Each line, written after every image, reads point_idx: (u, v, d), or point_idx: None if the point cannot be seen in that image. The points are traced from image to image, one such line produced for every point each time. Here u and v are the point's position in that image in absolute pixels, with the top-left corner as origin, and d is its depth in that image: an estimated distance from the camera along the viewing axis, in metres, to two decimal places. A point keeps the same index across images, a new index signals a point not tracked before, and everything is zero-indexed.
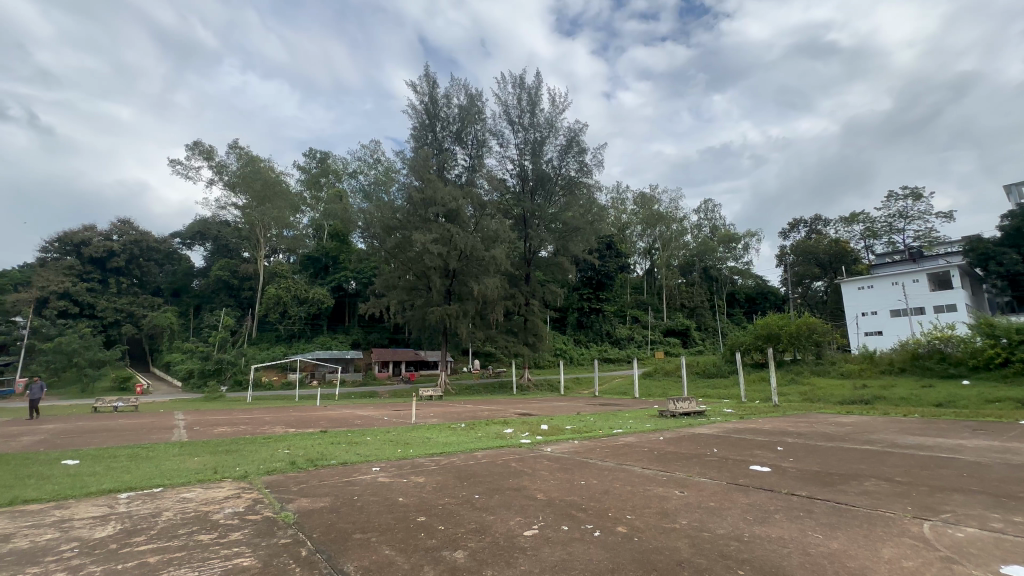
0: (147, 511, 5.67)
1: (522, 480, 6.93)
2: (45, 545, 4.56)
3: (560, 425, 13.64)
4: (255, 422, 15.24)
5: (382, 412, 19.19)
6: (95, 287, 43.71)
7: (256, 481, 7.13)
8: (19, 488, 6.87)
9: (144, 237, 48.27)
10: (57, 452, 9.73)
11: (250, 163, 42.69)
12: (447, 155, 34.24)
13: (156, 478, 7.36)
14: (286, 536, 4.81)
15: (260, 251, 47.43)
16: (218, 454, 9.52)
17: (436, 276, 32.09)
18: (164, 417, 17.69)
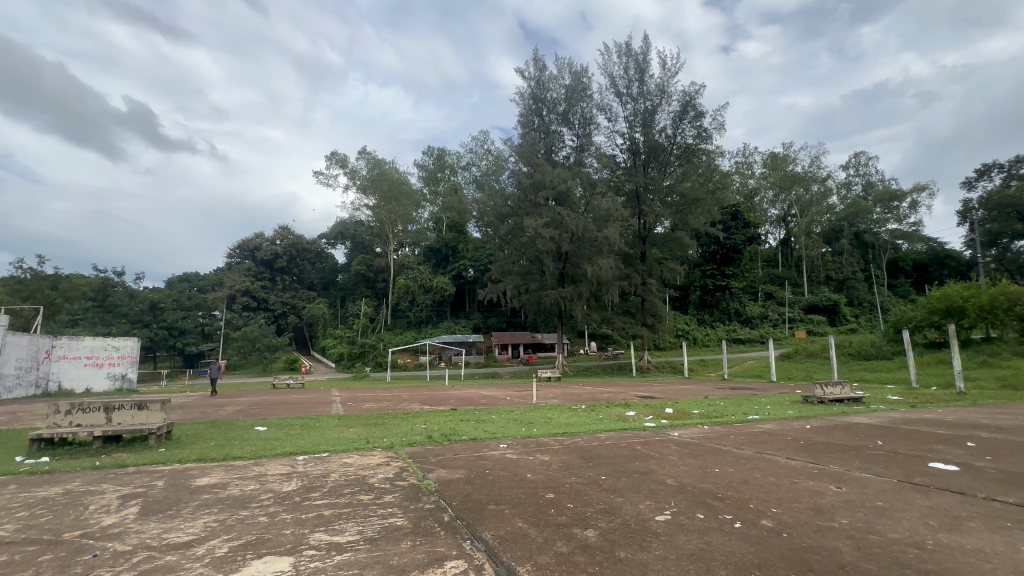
0: (319, 472, 6.71)
1: (650, 464, 6.74)
2: (250, 494, 5.64)
3: (687, 409, 12.94)
4: (396, 400, 17.05)
5: (505, 392, 20.07)
6: (267, 284, 52.37)
7: (401, 452, 7.99)
8: (229, 447, 8.58)
9: (299, 240, 56.25)
10: (252, 420, 11.94)
11: (377, 166, 46.84)
12: (555, 137, 33.95)
13: (324, 445, 8.64)
14: (429, 502, 5.32)
15: (390, 246, 52.15)
16: (369, 427, 10.83)
17: (549, 260, 32.41)
18: (324, 394, 20.66)
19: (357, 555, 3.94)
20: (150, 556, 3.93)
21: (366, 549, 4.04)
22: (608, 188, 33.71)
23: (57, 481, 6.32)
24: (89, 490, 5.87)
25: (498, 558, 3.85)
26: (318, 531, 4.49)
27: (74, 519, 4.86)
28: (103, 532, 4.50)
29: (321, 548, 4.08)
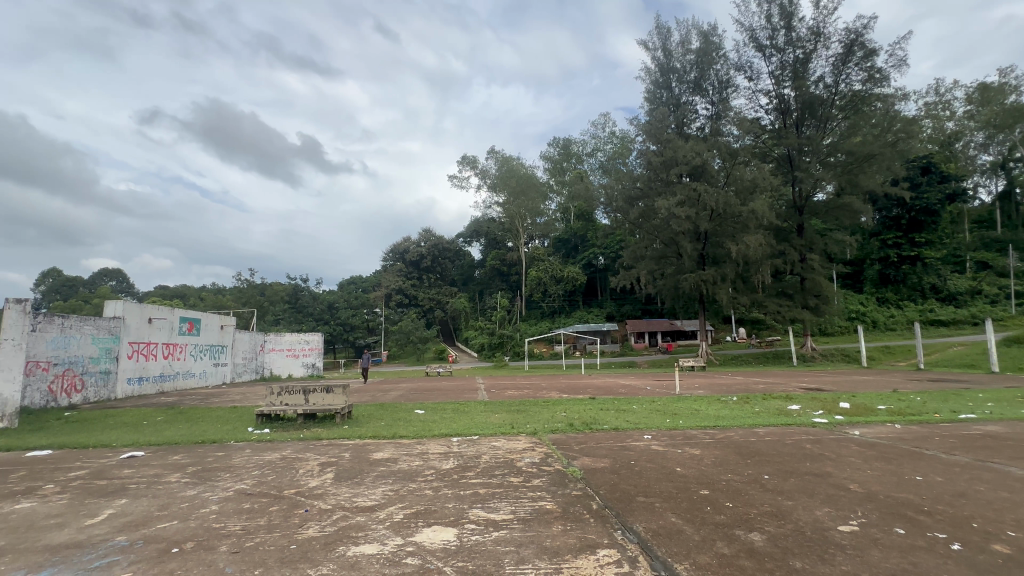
0: (472, 453, 7.26)
1: (826, 465, 5.86)
2: (416, 470, 6.33)
3: (870, 404, 10.98)
4: (535, 388, 17.63)
5: (645, 382, 19.37)
6: (416, 283, 58.29)
7: (545, 438, 8.23)
8: (396, 427, 9.79)
9: (440, 241, 61.34)
10: (412, 404, 13.45)
11: (505, 163, 48.70)
12: (686, 108, 31.39)
13: (474, 428, 9.32)
14: (576, 488, 5.38)
15: (521, 240, 53.86)
16: (512, 413, 11.40)
17: (686, 241, 30.20)
18: (470, 381, 22.23)
19: (513, 533, 4.15)
20: (345, 516, 4.66)
21: (520, 528, 4.24)
22: (752, 156, 30.23)
23: (276, 448, 7.89)
24: (298, 457, 7.20)
25: (655, 552, 3.72)
26: (475, 507, 4.84)
27: (290, 479, 6.00)
28: (312, 492, 5.47)
29: (480, 523, 4.40)
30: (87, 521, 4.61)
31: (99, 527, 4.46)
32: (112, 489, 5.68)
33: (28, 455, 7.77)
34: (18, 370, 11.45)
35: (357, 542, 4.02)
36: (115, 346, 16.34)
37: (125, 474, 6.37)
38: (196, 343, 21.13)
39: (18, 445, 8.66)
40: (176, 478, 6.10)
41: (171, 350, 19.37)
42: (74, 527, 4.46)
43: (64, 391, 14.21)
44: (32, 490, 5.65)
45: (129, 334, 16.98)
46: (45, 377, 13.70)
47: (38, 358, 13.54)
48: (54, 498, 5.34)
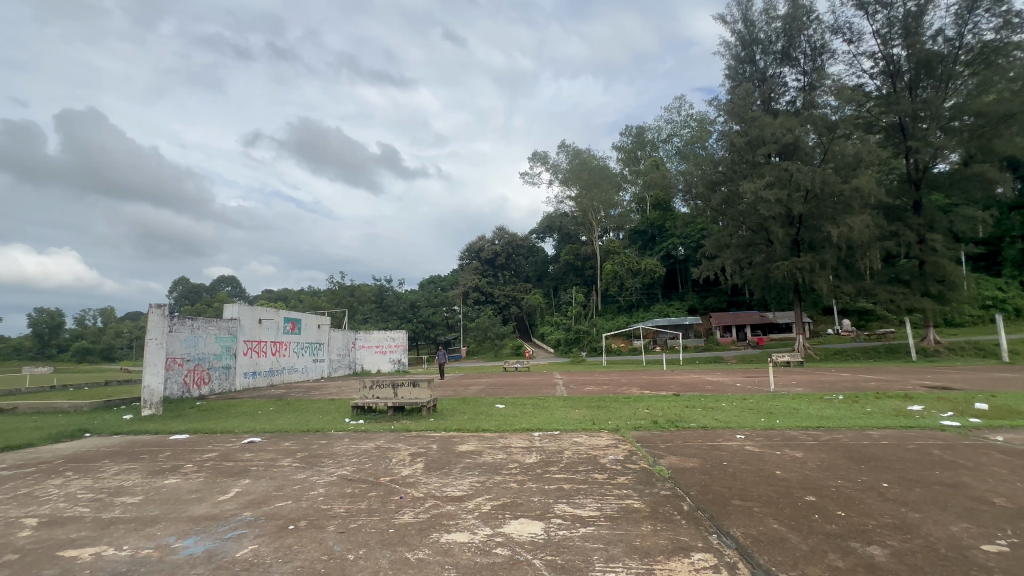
0: (554, 448, 7.27)
1: (961, 475, 5.11)
2: (500, 463, 6.48)
3: (1016, 405, 9.37)
4: (615, 384, 17.27)
5: (734, 379, 18.18)
6: (492, 280, 59.48)
7: (628, 435, 8.02)
8: (479, 420, 10.09)
9: (513, 238, 61.99)
10: (493, 398, 13.78)
11: (576, 156, 48.04)
12: (773, 82, 28.95)
13: (554, 424, 9.31)
14: (665, 488, 5.18)
15: (595, 233, 52.87)
16: (592, 409, 11.26)
17: (777, 226, 27.84)
18: (548, 377, 22.29)
19: (600, 530, 4.10)
20: (436, 504, 4.88)
21: (608, 526, 4.18)
22: (855, 128, 27.16)
23: (370, 438, 8.47)
24: (391, 447, 7.66)
25: (755, 559, 3.48)
26: (560, 502, 4.85)
27: (384, 467, 6.41)
28: (404, 480, 5.80)
29: (566, 518, 4.40)
30: (220, 497, 5.27)
31: (230, 503, 5.08)
32: (238, 470, 6.45)
33: (172, 438, 9.05)
34: (161, 365, 13.36)
35: (449, 530, 4.19)
36: (233, 344, 18.45)
37: (247, 457, 7.19)
38: (298, 341, 23.27)
39: (164, 430, 10.11)
40: (288, 463, 6.78)
41: (278, 347, 21.50)
42: (209, 501, 5.12)
43: (195, 383, 16.34)
44: (178, 468, 6.58)
45: (243, 333, 19.10)
46: (180, 371, 15.81)
47: (175, 355, 15.68)
48: (193, 476, 6.16)
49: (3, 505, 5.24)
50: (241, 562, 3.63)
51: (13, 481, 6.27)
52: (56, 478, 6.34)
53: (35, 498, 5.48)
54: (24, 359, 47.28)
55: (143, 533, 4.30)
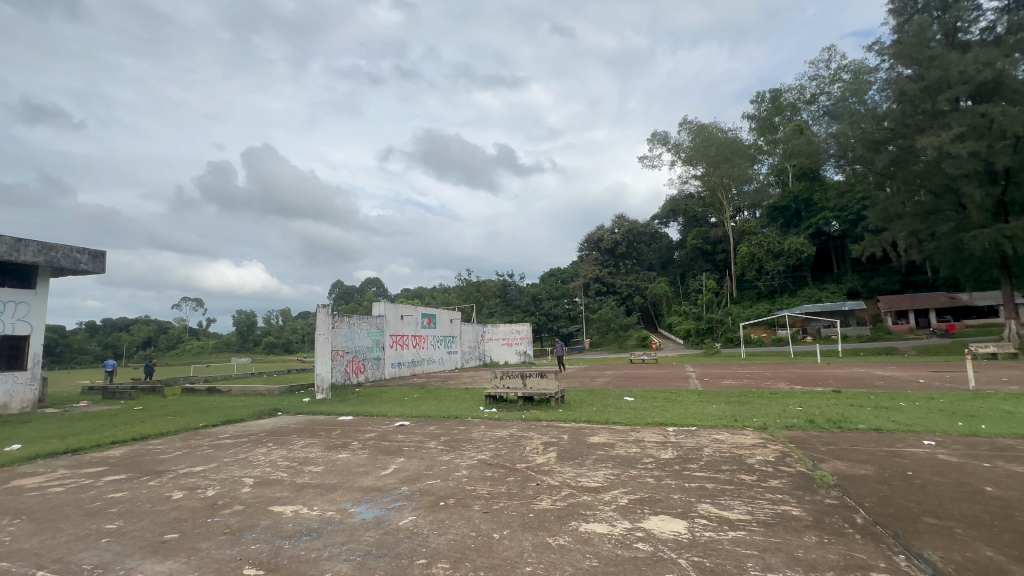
0: (692, 444, 6.87)
1: None
2: (634, 457, 6.31)
3: None
4: (759, 378, 15.66)
5: (914, 373, 15.25)
6: (613, 270, 57.99)
7: (779, 434, 7.23)
8: (610, 413, 9.94)
9: (634, 225, 59.55)
10: (622, 391, 13.48)
11: (701, 132, 44.30)
12: (960, 7, 23.42)
13: (690, 419, 8.78)
14: (831, 496, 4.55)
15: (725, 213, 48.43)
16: (733, 404, 10.37)
17: (973, 185, 22.51)
18: (679, 369, 21.09)
19: (753, 536, 3.77)
20: (572, 493, 4.95)
21: (762, 532, 3.83)
22: None
23: (504, 426, 8.90)
24: (525, 435, 7.96)
25: None
26: (704, 502, 4.57)
27: (520, 454, 6.69)
28: (540, 468, 5.98)
29: (712, 519, 4.13)
30: (382, 472, 6.02)
31: (389, 477, 5.77)
32: (394, 449, 7.29)
33: (341, 419, 10.55)
34: (328, 356, 15.63)
35: (587, 519, 4.23)
36: (382, 338, 20.82)
37: (399, 438, 8.08)
38: (434, 335, 25.39)
39: (333, 411, 11.83)
40: (434, 445, 7.46)
41: (418, 340, 23.70)
42: (375, 475, 5.88)
43: (353, 372, 18.80)
44: (348, 445, 7.67)
45: (389, 328, 21.43)
46: (342, 362, 18.31)
47: (337, 347, 18.22)
48: (360, 452, 7.12)
49: (230, 465, 6.67)
50: (403, 530, 4.10)
51: (234, 448, 7.91)
52: (262, 446, 7.84)
53: (251, 462, 6.85)
54: (232, 351, 59.21)
55: (327, 497, 5.10)
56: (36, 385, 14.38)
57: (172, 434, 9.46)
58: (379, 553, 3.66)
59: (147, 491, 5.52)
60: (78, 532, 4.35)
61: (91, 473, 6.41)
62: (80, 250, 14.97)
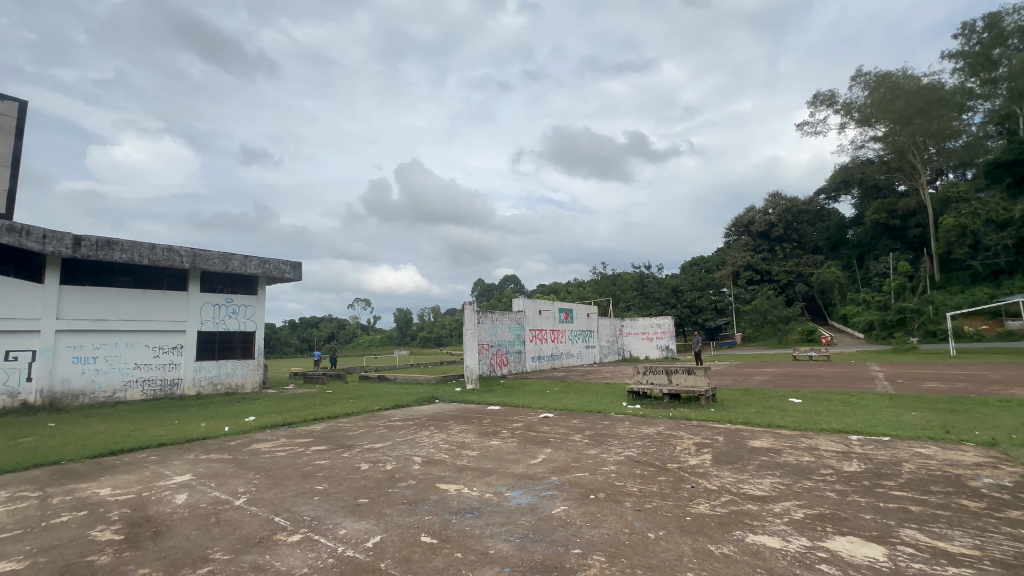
0: (886, 457, 5.79)
1: None
2: (807, 467, 5.56)
3: None
4: (979, 381, 12.47)
5: None
6: (768, 255, 51.65)
7: (1017, 454, 5.68)
8: (772, 415, 8.90)
9: (793, 202, 52.15)
10: (786, 391, 11.96)
11: (881, 83, 36.87)
12: None
13: (880, 427, 7.41)
14: None
15: (919, 178, 39.67)
16: (940, 413, 8.46)
17: None
18: (860, 369, 17.90)
19: None
20: (734, 500, 4.56)
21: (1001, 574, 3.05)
22: None
23: (651, 424, 8.58)
24: (673, 434, 7.57)
25: None
26: (909, 527, 3.81)
27: (670, 454, 6.39)
28: (694, 470, 5.62)
29: (923, 550, 3.42)
30: (532, 461, 6.28)
31: (539, 467, 5.99)
32: (542, 439, 7.56)
33: (490, 408, 11.29)
34: (475, 350, 16.82)
35: (754, 531, 3.86)
36: (522, 333, 21.67)
37: (545, 430, 8.33)
38: (572, 329, 25.56)
39: (482, 401, 12.69)
40: (580, 439, 7.53)
41: (556, 335, 24.14)
42: (525, 463, 6.16)
43: (497, 365, 19.95)
44: (499, 433, 8.17)
45: (529, 323, 22.19)
46: (487, 355, 19.56)
47: (483, 341, 19.49)
48: (510, 440, 7.53)
49: (402, 445, 7.62)
50: (556, 518, 4.23)
51: (403, 429, 9.02)
52: (426, 430, 8.80)
53: (418, 443, 7.74)
54: (394, 345, 67.43)
55: (485, 480, 5.52)
56: (261, 370, 18.22)
57: (356, 414, 11.17)
58: (536, 538, 3.83)
59: (342, 461, 6.61)
60: (299, 489, 5.41)
61: (303, 442, 7.93)
62: (285, 262, 18.48)
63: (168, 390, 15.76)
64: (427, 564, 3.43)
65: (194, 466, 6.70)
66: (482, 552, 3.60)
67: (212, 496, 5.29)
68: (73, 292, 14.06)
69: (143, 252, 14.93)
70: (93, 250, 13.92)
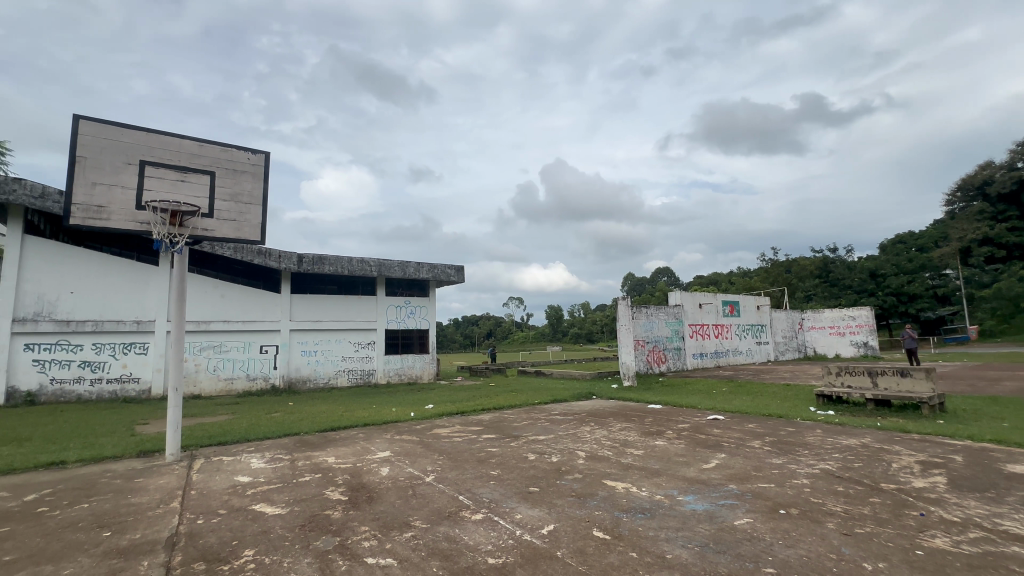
0: None
1: None
2: None
3: None
4: None
5: None
6: (1017, 224, 39.42)
7: None
8: None
9: None
10: None
11: None
12: None
13: None
14: None
15: None
16: None
17: None
18: None
19: None
20: (989, 539, 3.58)
21: None
22: None
23: (851, 434, 7.26)
24: (885, 448, 6.28)
25: None
26: None
27: (884, 471, 5.30)
28: (921, 494, 4.57)
29: None
30: (705, 465, 5.84)
31: (714, 472, 5.54)
32: (713, 443, 6.98)
33: (651, 407, 10.87)
34: (631, 346, 16.35)
35: None
36: (681, 328, 20.36)
37: (716, 432, 7.68)
38: (739, 323, 23.11)
39: (642, 399, 12.31)
40: (759, 445, 6.75)
41: (720, 330, 22.09)
42: (697, 467, 5.76)
43: (655, 362, 19.13)
44: (663, 433, 7.80)
45: (688, 317, 20.72)
46: (643, 351, 18.87)
47: (638, 337, 18.86)
48: (676, 442, 7.13)
49: (565, 438, 7.81)
50: (740, 530, 3.85)
51: (564, 423, 9.23)
52: (587, 425, 8.86)
53: (580, 437, 7.85)
54: (547, 340, 69.50)
55: (654, 480, 5.32)
56: (435, 363, 20.49)
57: (518, 406, 11.84)
58: (719, 549, 3.54)
59: (510, 450, 7.06)
60: (477, 472, 5.94)
61: (475, 430, 8.70)
62: (450, 266, 20.45)
63: (366, 378, 18.80)
64: (603, 559, 3.44)
65: (391, 444, 7.88)
66: (659, 555, 3.48)
67: (407, 472, 6.14)
68: (300, 299, 17.75)
69: (344, 264, 18.07)
70: (310, 264, 17.38)
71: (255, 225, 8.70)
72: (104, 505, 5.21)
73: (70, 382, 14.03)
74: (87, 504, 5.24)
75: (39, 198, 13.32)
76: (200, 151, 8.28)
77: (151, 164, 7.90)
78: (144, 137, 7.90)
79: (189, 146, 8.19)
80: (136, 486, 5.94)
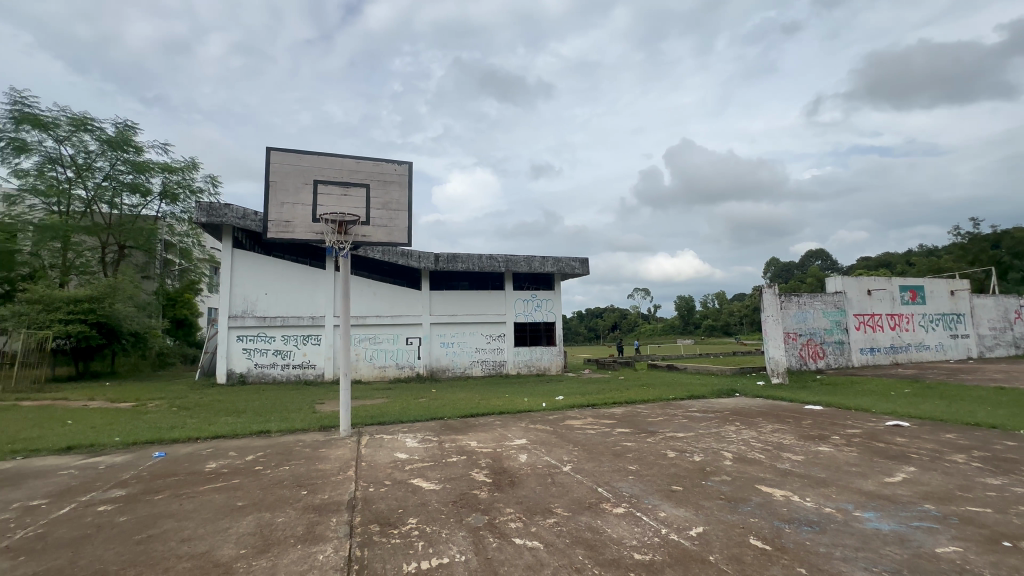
0: None
1: None
2: None
3: None
4: None
5: None
6: None
7: None
8: None
9: None
10: None
11: None
12: None
13: None
14: None
15: None
16: None
17: None
18: None
19: None
20: None
21: None
22: None
23: None
24: None
25: None
26: None
27: None
28: None
29: None
30: (888, 479, 4.96)
31: (902, 488, 4.68)
32: (897, 454, 5.89)
33: (810, 408, 9.58)
34: (780, 340, 14.61)
35: None
36: (844, 319, 17.60)
37: (900, 441, 6.47)
38: (924, 313, 19.18)
39: (797, 398, 10.94)
40: (964, 460, 5.52)
41: (897, 321, 18.59)
42: (877, 480, 4.92)
43: (811, 357, 16.86)
44: (827, 438, 6.83)
45: (853, 307, 17.80)
46: (796, 345, 16.75)
47: (789, 330, 16.79)
48: (846, 449, 6.18)
49: (707, 437, 7.29)
50: (945, 560, 3.20)
51: (704, 421, 8.64)
52: (732, 424, 8.17)
53: (725, 437, 7.26)
54: (677, 333, 65.54)
55: (821, 491, 4.69)
56: (562, 355, 20.70)
57: (652, 401, 11.40)
58: None
59: (648, 445, 6.82)
60: (614, 465, 5.86)
61: (609, 423, 8.58)
62: (574, 259, 20.41)
63: (498, 369, 19.78)
64: (764, 571, 3.14)
65: (527, 433, 8.18)
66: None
67: (544, 460, 6.32)
68: (438, 295, 19.31)
69: (474, 261, 19.18)
70: (445, 263, 18.79)
71: (403, 229, 9.65)
72: (300, 468, 6.32)
73: (267, 367, 17.24)
74: (289, 466, 6.43)
75: (242, 218, 16.51)
76: (359, 168, 9.45)
77: (322, 182, 9.27)
78: (316, 161, 9.29)
79: (350, 163, 9.40)
80: (321, 455, 7.08)
